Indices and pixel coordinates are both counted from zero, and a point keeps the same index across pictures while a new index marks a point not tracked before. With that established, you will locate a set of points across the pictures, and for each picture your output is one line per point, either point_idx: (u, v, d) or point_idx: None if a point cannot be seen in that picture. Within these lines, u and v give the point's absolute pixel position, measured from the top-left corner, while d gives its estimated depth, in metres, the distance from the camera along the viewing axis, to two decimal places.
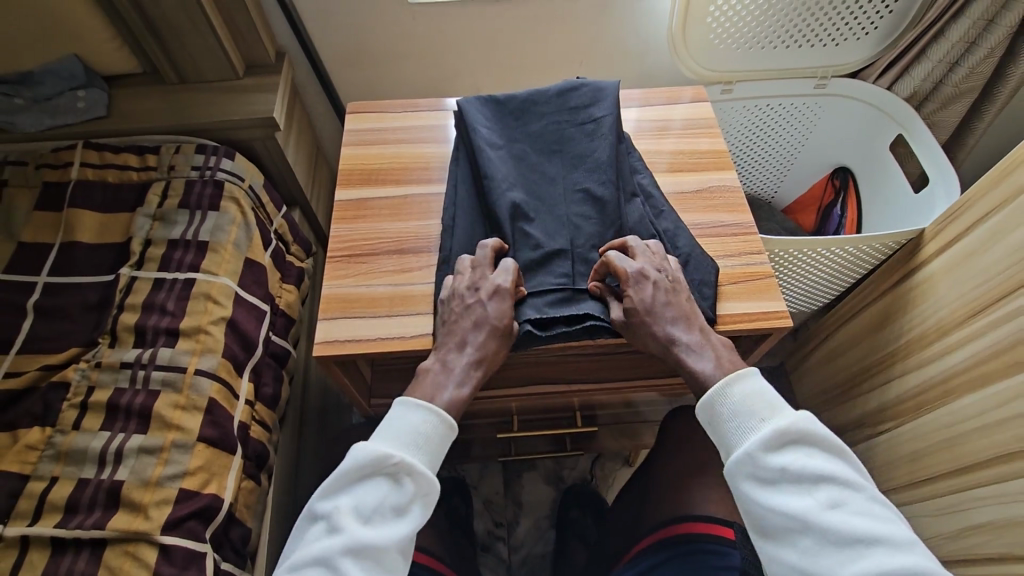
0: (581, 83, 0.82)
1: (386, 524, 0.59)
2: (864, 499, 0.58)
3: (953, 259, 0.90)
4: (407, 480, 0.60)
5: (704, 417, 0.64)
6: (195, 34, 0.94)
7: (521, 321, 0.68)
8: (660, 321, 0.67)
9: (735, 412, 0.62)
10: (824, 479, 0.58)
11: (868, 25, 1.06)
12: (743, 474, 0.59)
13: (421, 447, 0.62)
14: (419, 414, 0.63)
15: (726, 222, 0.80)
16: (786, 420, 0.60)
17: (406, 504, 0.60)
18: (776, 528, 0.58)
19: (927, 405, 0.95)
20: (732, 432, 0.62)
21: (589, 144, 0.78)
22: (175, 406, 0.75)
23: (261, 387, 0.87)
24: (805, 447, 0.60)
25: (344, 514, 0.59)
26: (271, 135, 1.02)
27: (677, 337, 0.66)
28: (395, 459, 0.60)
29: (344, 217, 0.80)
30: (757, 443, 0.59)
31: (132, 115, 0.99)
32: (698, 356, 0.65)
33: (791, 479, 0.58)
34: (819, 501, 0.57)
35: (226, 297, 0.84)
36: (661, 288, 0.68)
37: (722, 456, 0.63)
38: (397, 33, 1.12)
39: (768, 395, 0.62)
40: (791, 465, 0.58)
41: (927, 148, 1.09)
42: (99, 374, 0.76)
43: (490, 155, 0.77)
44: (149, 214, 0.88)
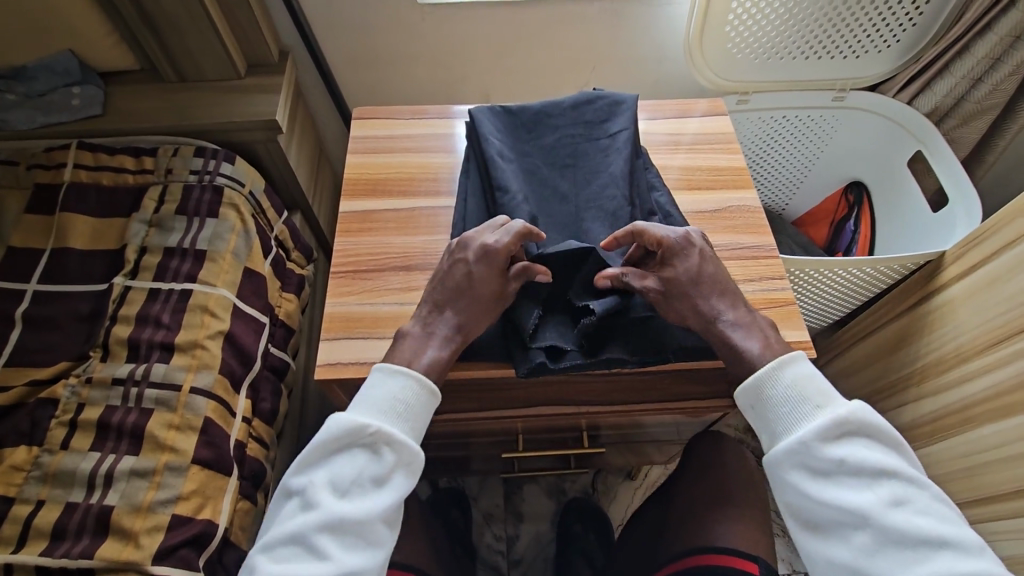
0: (597, 96, 0.79)
1: (368, 496, 0.57)
2: (926, 497, 0.56)
3: (975, 284, 0.88)
4: (386, 450, 0.58)
5: (745, 401, 0.61)
6: (195, 31, 0.90)
7: (533, 354, 0.64)
8: (706, 293, 0.64)
9: (790, 396, 0.59)
10: (884, 475, 0.56)
11: (891, 37, 1.04)
12: (794, 464, 0.57)
13: (401, 415, 0.59)
14: (398, 379, 0.60)
15: (746, 244, 0.77)
16: (843, 409, 0.57)
17: (387, 474, 0.57)
18: (830, 522, 0.56)
19: (944, 432, 0.93)
20: (782, 419, 0.59)
21: (603, 159, 0.75)
22: (169, 426, 0.72)
23: (260, 402, 0.84)
24: (864, 438, 0.57)
25: (320, 488, 0.57)
26: (272, 138, 0.99)
27: (721, 313, 0.63)
28: (372, 429, 0.58)
29: (349, 230, 0.77)
30: (815, 432, 0.57)
31: (129, 114, 0.95)
32: (743, 334, 0.62)
33: (850, 473, 0.56)
34: (881, 497, 0.55)
35: (224, 309, 0.80)
36: (706, 259, 0.65)
37: (768, 443, 0.60)
38: (404, 34, 1.08)
39: (820, 380, 0.59)
40: (850, 459, 0.56)
41: (947, 167, 1.05)
42: (90, 390, 0.73)
43: (502, 167, 0.73)
44: (145, 219, 0.85)
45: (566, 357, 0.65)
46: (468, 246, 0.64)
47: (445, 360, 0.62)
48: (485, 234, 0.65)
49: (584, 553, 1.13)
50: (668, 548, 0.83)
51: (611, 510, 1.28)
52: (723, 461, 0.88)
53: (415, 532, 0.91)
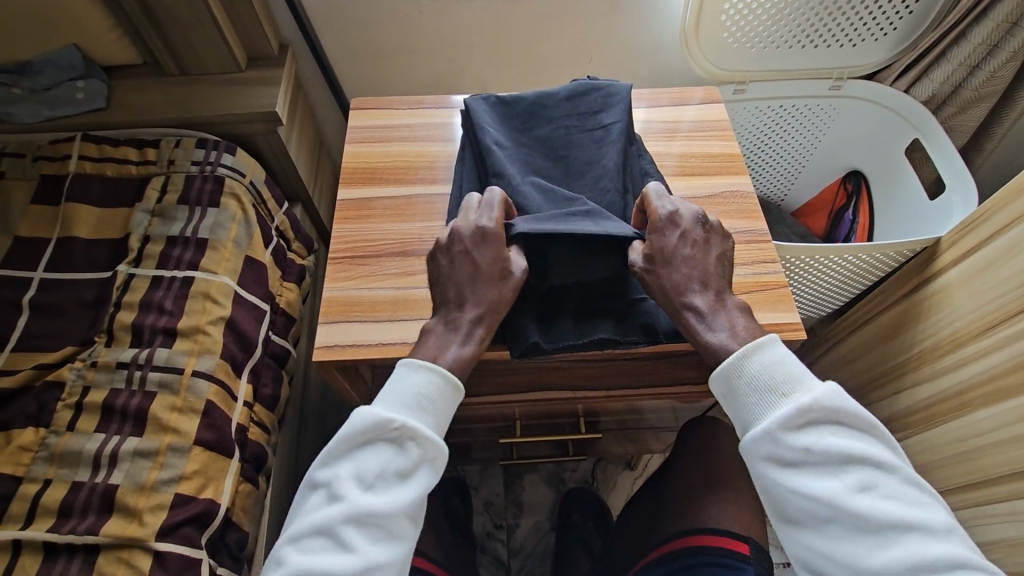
0: (592, 86, 0.80)
1: (390, 490, 0.58)
2: (897, 482, 0.57)
3: (970, 269, 0.88)
4: (410, 445, 0.58)
5: (719, 390, 0.62)
6: (197, 25, 0.92)
7: (528, 333, 0.65)
8: (678, 279, 0.63)
9: (753, 386, 0.59)
10: (852, 462, 0.57)
11: (887, 26, 1.04)
12: (761, 454, 0.58)
13: (425, 408, 0.60)
14: (424, 374, 0.60)
15: (738, 229, 0.78)
16: (808, 397, 0.58)
17: (412, 469, 0.58)
18: (796, 511, 0.57)
19: (939, 417, 0.94)
20: (750, 408, 0.60)
21: (597, 151, 0.75)
22: (171, 408, 0.73)
23: (261, 388, 0.85)
24: (832, 425, 0.58)
25: (345, 481, 0.58)
26: (272, 130, 1.00)
27: (692, 299, 0.62)
28: (397, 424, 0.58)
29: (346, 217, 0.78)
30: (778, 423, 0.57)
31: (132, 107, 0.97)
32: (715, 322, 0.62)
33: (817, 461, 0.57)
34: (847, 484, 0.56)
35: (225, 296, 0.82)
36: (687, 242, 0.64)
37: (739, 433, 0.61)
38: (403, 26, 1.09)
39: (790, 365, 0.60)
40: (815, 447, 0.56)
41: (943, 152, 1.06)
42: (95, 374, 0.75)
43: (497, 154, 0.74)
44: (148, 209, 0.86)
45: (559, 338, 0.66)
46: (461, 234, 0.63)
47: (455, 351, 0.61)
48: (475, 215, 0.65)
49: (582, 541, 1.15)
50: (662, 532, 0.85)
51: (611, 499, 1.29)
52: (716, 447, 0.89)
53: None
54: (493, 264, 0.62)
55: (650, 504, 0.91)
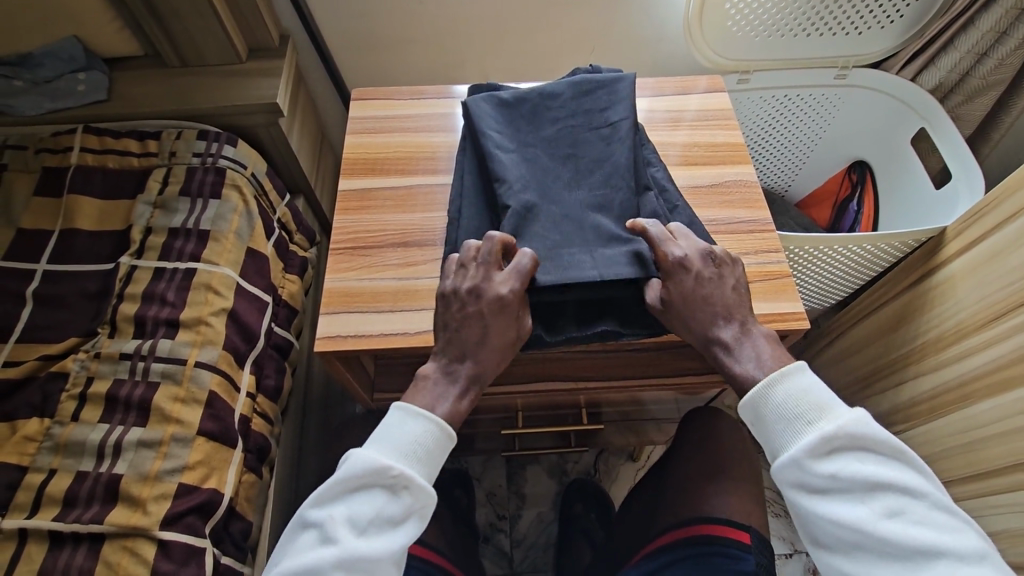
0: (595, 84, 0.78)
1: (384, 534, 0.58)
2: (925, 507, 0.56)
3: (975, 259, 0.87)
4: (404, 492, 0.58)
5: (746, 417, 0.62)
6: (198, 16, 0.92)
7: (531, 326, 0.66)
8: (702, 320, 0.63)
9: (780, 414, 0.59)
10: (879, 488, 0.56)
11: (893, 13, 1.03)
12: (788, 481, 0.58)
13: (420, 458, 0.60)
14: (422, 423, 0.60)
15: (741, 219, 0.77)
16: (835, 424, 0.57)
17: (402, 517, 0.58)
18: (826, 537, 0.57)
19: (944, 408, 0.93)
20: (777, 435, 0.60)
21: (605, 148, 0.74)
22: (174, 399, 0.73)
23: (263, 379, 0.86)
24: (858, 451, 0.57)
25: (338, 524, 0.57)
26: (274, 121, 1.01)
27: (719, 335, 0.63)
28: (395, 471, 0.58)
29: (348, 208, 0.78)
30: (803, 450, 0.57)
31: (133, 98, 0.97)
32: (743, 353, 0.63)
33: (844, 488, 0.56)
34: (874, 510, 0.56)
35: (228, 288, 0.82)
36: (703, 282, 0.64)
37: (768, 459, 0.61)
38: (404, 17, 1.09)
39: (816, 395, 0.59)
40: (842, 474, 0.56)
41: (949, 140, 1.05)
42: (99, 365, 0.75)
43: (502, 159, 0.72)
44: (150, 201, 0.86)
45: (561, 331, 0.67)
46: (480, 301, 0.62)
47: (464, 406, 0.63)
48: (497, 278, 0.63)
49: (584, 532, 1.16)
50: (663, 520, 0.85)
51: (613, 491, 1.29)
52: (718, 439, 0.89)
53: None
54: (500, 334, 0.63)
55: (652, 495, 0.92)
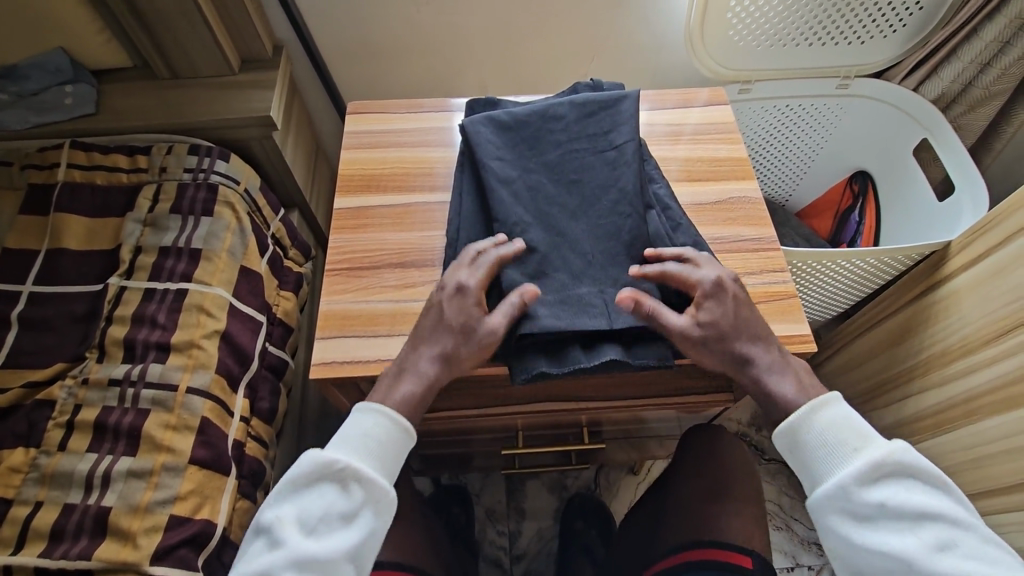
0: (599, 104, 0.77)
1: (332, 533, 0.58)
2: (974, 539, 0.56)
3: (979, 274, 0.87)
4: (355, 484, 0.58)
5: (783, 445, 0.63)
6: (188, 27, 0.90)
7: (534, 362, 0.65)
8: (735, 344, 0.63)
9: (827, 443, 0.60)
10: (927, 518, 0.57)
11: (895, 23, 1.02)
12: (834, 509, 0.58)
13: (372, 451, 0.60)
14: (376, 416, 0.61)
15: (745, 237, 0.76)
16: (880, 452, 0.58)
17: (353, 512, 0.58)
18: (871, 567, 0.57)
19: (950, 424, 0.93)
20: (820, 464, 0.60)
21: (610, 173, 0.73)
22: (166, 426, 0.71)
23: (257, 402, 0.84)
24: (904, 480, 0.58)
25: (287, 525, 0.57)
26: (268, 135, 0.99)
27: (754, 358, 0.63)
28: (340, 464, 0.58)
29: (343, 226, 0.76)
30: (848, 477, 0.58)
31: (123, 112, 0.95)
32: (779, 378, 0.63)
33: (892, 517, 0.57)
34: (923, 540, 0.56)
35: (220, 309, 0.80)
36: (740, 304, 0.64)
37: (809, 486, 0.61)
38: (400, 27, 1.07)
39: (858, 424, 0.60)
40: (889, 502, 0.57)
41: (954, 154, 1.04)
42: (87, 392, 0.72)
43: (503, 194, 0.71)
44: (140, 219, 0.84)
45: (568, 362, 0.65)
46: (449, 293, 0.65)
47: (427, 401, 0.63)
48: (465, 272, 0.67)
49: (585, 550, 1.14)
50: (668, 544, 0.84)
51: (613, 506, 1.27)
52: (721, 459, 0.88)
53: (415, 531, 0.90)
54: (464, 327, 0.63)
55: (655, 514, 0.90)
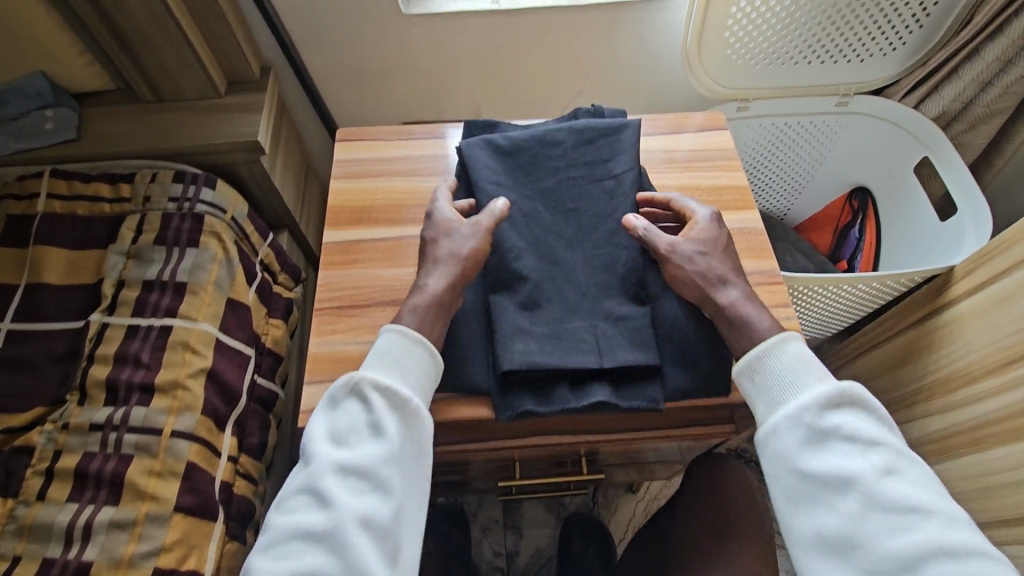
0: (598, 131, 0.75)
1: (362, 445, 0.57)
2: (918, 472, 0.55)
3: (983, 301, 0.86)
4: (374, 394, 0.59)
5: (744, 374, 0.61)
6: (172, 50, 0.88)
7: (521, 401, 0.64)
8: (719, 267, 0.65)
9: (791, 367, 0.59)
10: (877, 444, 0.55)
11: (894, 41, 1.01)
12: (788, 428, 0.57)
13: (385, 362, 0.60)
14: (388, 333, 0.61)
15: (748, 270, 0.74)
16: (842, 382, 0.58)
17: (378, 422, 0.58)
18: (815, 484, 0.55)
19: (954, 451, 0.91)
20: (780, 389, 0.59)
21: (608, 203, 0.72)
22: (150, 472, 0.69)
23: (246, 438, 0.81)
24: (860, 410, 0.57)
25: (319, 443, 0.58)
26: (255, 159, 0.96)
27: (733, 284, 0.65)
28: (355, 377, 0.60)
29: (333, 261, 0.74)
30: (807, 401, 0.57)
31: (106, 137, 0.92)
32: (751, 305, 0.63)
33: (844, 440, 0.56)
34: (871, 463, 0.54)
35: (206, 345, 0.77)
36: (727, 240, 0.68)
37: (764, 413, 0.60)
38: (391, 47, 1.05)
39: (818, 359, 0.60)
40: (843, 425, 0.56)
41: (955, 173, 1.02)
42: (67, 437, 0.70)
43: (500, 221, 0.70)
44: (122, 251, 0.82)
45: (554, 401, 0.64)
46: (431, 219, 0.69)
47: (439, 329, 0.63)
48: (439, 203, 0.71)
49: None
50: None
51: (612, 525, 1.26)
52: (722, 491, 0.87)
53: None
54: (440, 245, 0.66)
55: (657, 548, 0.90)
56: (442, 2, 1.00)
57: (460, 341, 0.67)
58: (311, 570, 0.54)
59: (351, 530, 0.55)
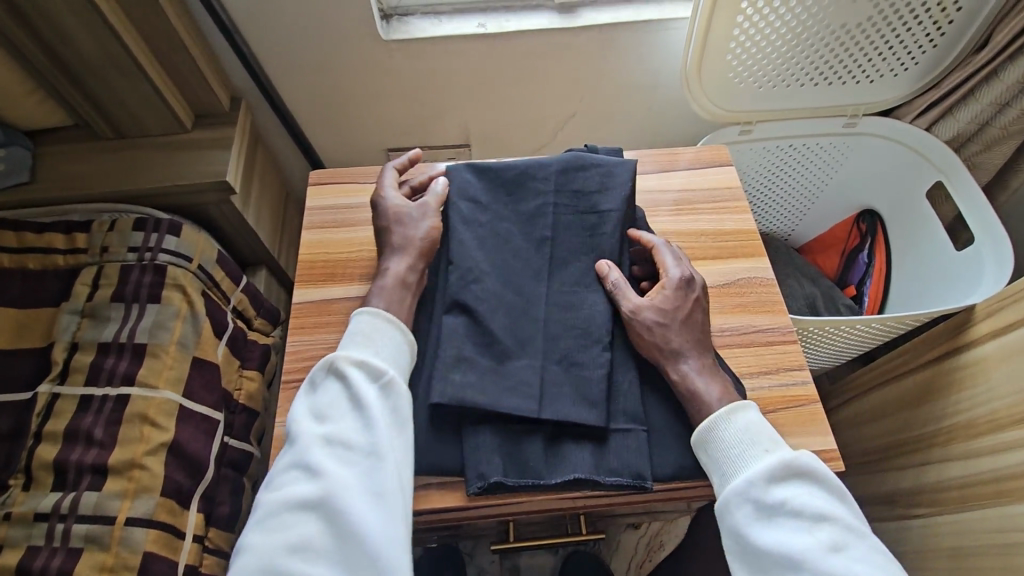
0: (590, 162, 0.68)
1: (346, 417, 0.54)
2: (867, 547, 0.51)
3: (1010, 346, 0.79)
4: (352, 369, 0.56)
5: (699, 446, 0.57)
6: (129, 87, 0.81)
7: (490, 471, 0.56)
8: (677, 340, 0.60)
9: (740, 438, 0.55)
10: (825, 519, 0.51)
11: (908, 60, 0.94)
12: (738, 504, 0.53)
13: (358, 344, 0.58)
14: (360, 317, 0.59)
15: (760, 327, 0.68)
16: (791, 453, 0.54)
17: (359, 394, 0.55)
18: (765, 561, 0.51)
19: (972, 502, 0.84)
20: (731, 461, 0.55)
21: (586, 241, 0.65)
22: (101, 568, 0.64)
23: (217, 507, 0.77)
24: (809, 483, 0.53)
25: (302, 420, 0.55)
26: (225, 199, 0.90)
27: (689, 355, 0.60)
28: (330, 360, 0.57)
29: (304, 324, 0.67)
30: (757, 475, 0.53)
31: (64, 179, 0.85)
32: (706, 381, 0.59)
33: (791, 515, 0.51)
34: (819, 540, 0.50)
35: (167, 417, 0.72)
36: (699, 308, 0.63)
37: (717, 485, 0.56)
38: (370, 75, 0.98)
39: (769, 429, 0.56)
40: (790, 500, 0.52)
41: (971, 201, 0.94)
42: (10, 528, 0.66)
43: (464, 240, 0.64)
44: (77, 310, 0.76)
45: (527, 473, 0.57)
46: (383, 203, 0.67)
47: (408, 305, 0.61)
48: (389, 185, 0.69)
49: None
50: None
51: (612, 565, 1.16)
52: None
53: None
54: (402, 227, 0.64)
55: None
56: (424, 26, 0.94)
57: (449, 424, 0.60)
58: (305, 541, 0.50)
59: (345, 498, 0.51)
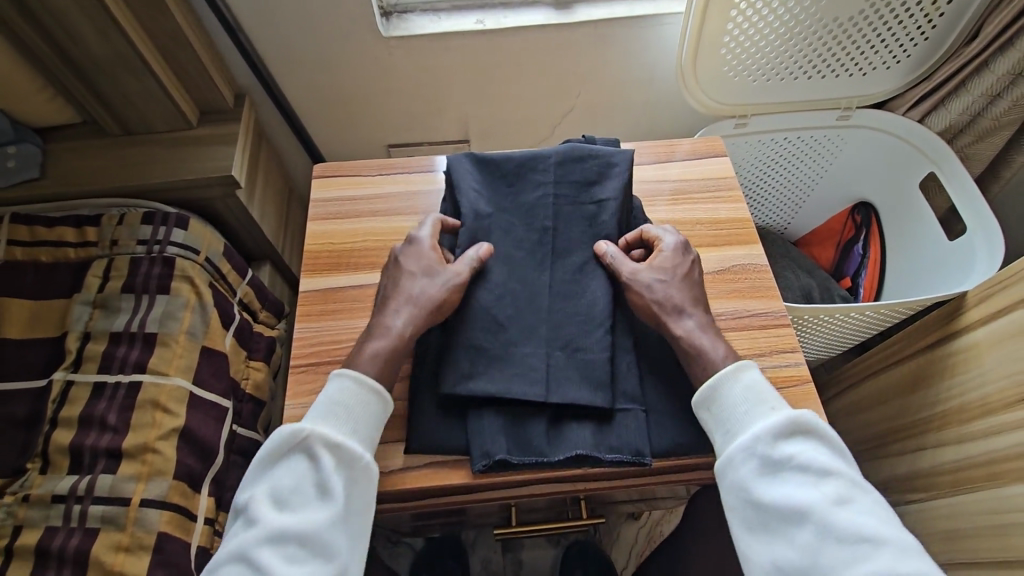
0: (588, 154, 0.70)
1: (307, 507, 0.53)
2: (871, 501, 0.53)
3: (1002, 330, 0.81)
4: (325, 451, 0.54)
5: (703, 407, 0.59)
6: (135, 84, 0.83)
7: (495, 449, 0.59)
8: (678, 295, 0.62)
9: (744, 398, 0.57)
10: (830, 473, 0.53)
11: (900, 53, 0.96)
12: (743, 460, 0.55)
13: (339, 417, 0.57)
14: (343, 383, 0.58)
15: (754, 311, 0.70)
16: (796, 410, 0.56)
17: (325, 484, 0.54)
18: (769, 516, 0.53)
19: (966, 485, 0.86)
20: (737, 419, 0.57)
21: (586, 232, 0.67)
22: (117, 548, 0.66)
23: (227, 492, 0.79)
24: (813, 440, 0.55)
25: (260, 503, 0.54)
26: (231, 193, 0.92)
27: (691, 313, 0.62)
28: (305, 432, 0.55)
29: (310, 312, 0.69)
30: (763, 431, 0.55)
31: (73, 175, 0.87)
32: (708, 340, 0.60)
33: (797, 470, 0.53)
34: (824, 494, 0.52)
35: (178, 403, 0.74)
36: (697, 268, 0.66)
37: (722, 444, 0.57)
38: (371, 71, 1.00)
39: (772, 390, 0.58)
40: (796, 455, 0.53)
41: (962, 189, 0.96)
42: (28, 510, 0.68)
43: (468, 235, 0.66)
44: (88, 300, 0.78)
45: (531, 451, 0.59)
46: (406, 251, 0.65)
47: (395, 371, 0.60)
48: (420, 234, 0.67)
49: None
50: None
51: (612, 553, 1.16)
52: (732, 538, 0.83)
53: None
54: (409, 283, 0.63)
55: None
56: (424, 23, 0.95)
57: (456, 409, 0.62)
58: None
59: None
